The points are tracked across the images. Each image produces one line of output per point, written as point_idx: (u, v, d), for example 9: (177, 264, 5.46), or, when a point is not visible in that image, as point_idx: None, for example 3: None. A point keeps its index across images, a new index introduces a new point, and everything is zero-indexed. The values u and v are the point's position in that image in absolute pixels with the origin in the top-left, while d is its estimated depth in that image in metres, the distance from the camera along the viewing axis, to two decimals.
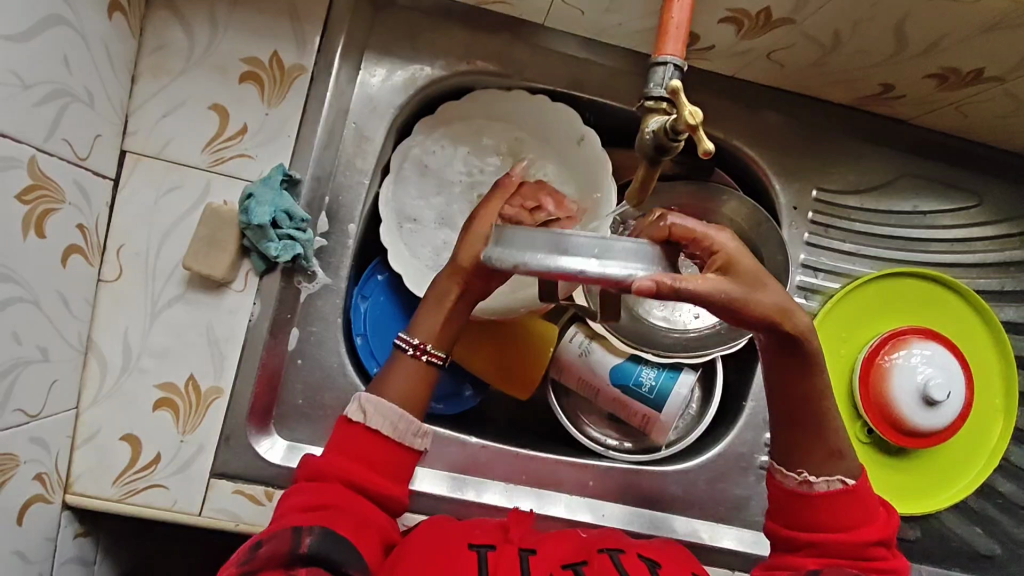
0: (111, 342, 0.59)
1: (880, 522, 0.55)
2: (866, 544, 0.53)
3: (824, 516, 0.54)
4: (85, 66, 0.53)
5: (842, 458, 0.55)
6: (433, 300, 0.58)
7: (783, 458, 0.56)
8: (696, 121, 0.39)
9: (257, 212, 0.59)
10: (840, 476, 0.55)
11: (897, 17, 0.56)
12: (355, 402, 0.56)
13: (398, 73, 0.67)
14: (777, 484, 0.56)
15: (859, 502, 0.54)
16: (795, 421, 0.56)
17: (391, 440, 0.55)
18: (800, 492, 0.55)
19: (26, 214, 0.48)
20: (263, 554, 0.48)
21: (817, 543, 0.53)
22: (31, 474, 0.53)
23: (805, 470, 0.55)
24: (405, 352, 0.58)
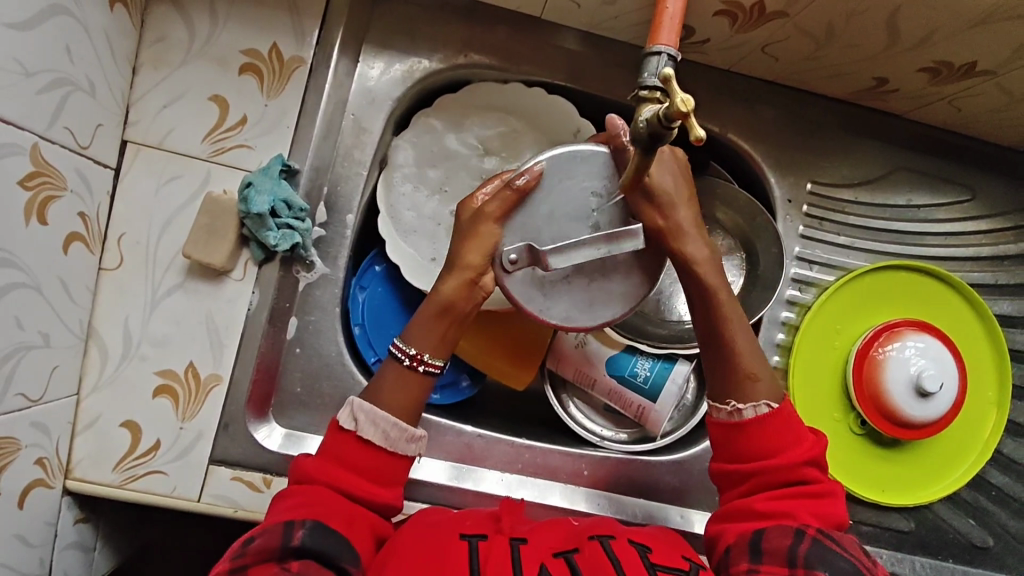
0: (112, 330, 0.60)
1: (810, 446, 0.57)
2: (800, 469, 0.56)
3: (760, 444, 0.56)
4: (86, 56, 0.54)
5: (760, 382, 0.57)
6: (436, 307, 0.57)
7: (717, 392, 0.58)
8: (688, 108, 0.38)
9: (256, 201, 0.59)
10: (766, 401, 0.57)
11: (890, 10, 0.56)
12: (346, 408, 0.56)
13: (397, 66, 0.68)
14: (713, 420, 0.59)
15: (784, 422, 0.57)
16: (713, 352, 0.59)
17: (384, 449, 0.55)
18: (731, 423, 0.57)
19: (28, 200, 0.49)
20: (253, 549, 0.48)
21: (758, 474, 0.56)
22: (32, 458, 0.53)
23: (734, 400, 0.57)
24: (399, 360, 0.57)
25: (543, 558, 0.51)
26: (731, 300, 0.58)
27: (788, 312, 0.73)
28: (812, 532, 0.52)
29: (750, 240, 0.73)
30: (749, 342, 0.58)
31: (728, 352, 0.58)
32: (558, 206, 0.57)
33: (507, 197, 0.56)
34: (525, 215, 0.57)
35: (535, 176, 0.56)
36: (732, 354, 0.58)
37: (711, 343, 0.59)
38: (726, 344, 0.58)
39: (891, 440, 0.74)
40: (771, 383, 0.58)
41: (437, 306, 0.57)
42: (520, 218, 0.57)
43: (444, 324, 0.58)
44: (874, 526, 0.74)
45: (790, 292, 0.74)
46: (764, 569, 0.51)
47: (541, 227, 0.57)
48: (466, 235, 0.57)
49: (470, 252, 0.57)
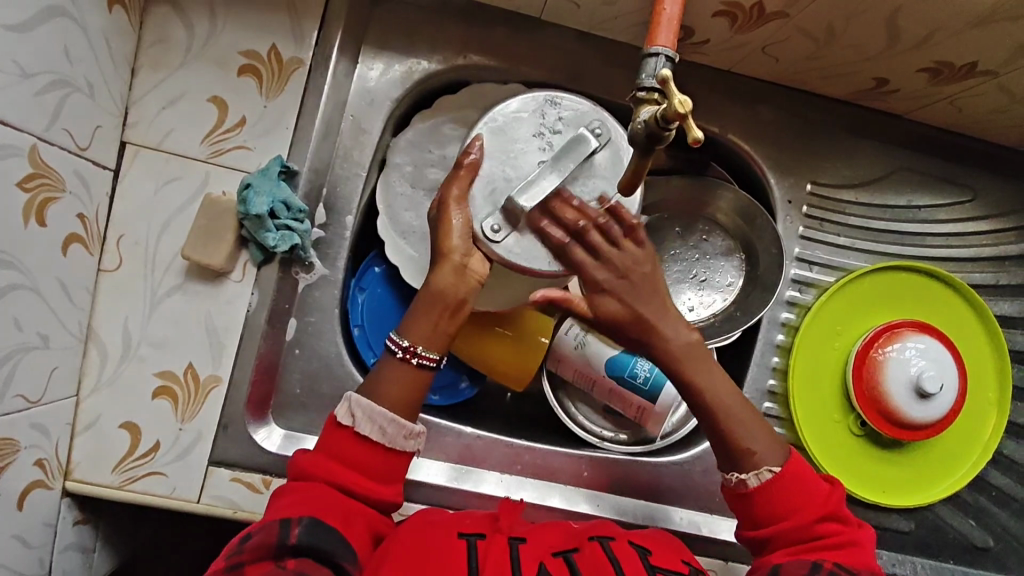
0: (111, 331, 0.60)
1: (823, 500, 0.57)
2: (814, 524, 0.56)
3: (774, 509, 0.56)
4: (85, 57, 0.54)
5: (757, 449, 0.57)
6: (427, 297, 0.57)
7: (725, 464, 0.58)
8: (685, 109, 0.38)
9: (255, 202, 0.59)
10: (767, 466, 0.57)
11: (890, 10, 0.56)
12: (344, 403, 0.55)
13: (397, 67, 0.68)
14: (725, 489, 0.59)
15: (792, 484, 0.56)
16: (707, 431, 0.59)
17: (381, 445, 0.55)
18: (739, 492, 0.57)
19: (27, 201, 0.49)
20: (250, 547, 0.49)
21: (776, 534, 0.56)
22: (31, 460, 0.54)
23: (737, 471, 0.57)
24: (394, 354, 0.56)
25: (543, 558, 0.51)
26: (716, 376, 0.58)
27: (788, 313, 0.73)
28: (828, 566, 0.53)
29: (749, 241, 0.73)
30: (739, 414, 0.58)
31: (720, 427, 0.58)
32: (511, 159, 0.58)
33: (463, 177, 0.57)
34: (485, 184, 0.58)
35: (481, 148, 0.58)
36: (725, 431, 0.58)
37: (705, 423, 0.59)
38: (715, 421, 0.58)
39: (891, 441, 0.74)
40: (769, 446, 0.58)
41: (428, 296, 0.56)
42: (480, 187, 0.57)
43: (433, 312, 0.56)
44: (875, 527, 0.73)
45: (790, 293, 0.74)
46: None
47: (505, 186, 0.58)
48: (438, 228, 0.57)
49: (451, 240, 0.56)
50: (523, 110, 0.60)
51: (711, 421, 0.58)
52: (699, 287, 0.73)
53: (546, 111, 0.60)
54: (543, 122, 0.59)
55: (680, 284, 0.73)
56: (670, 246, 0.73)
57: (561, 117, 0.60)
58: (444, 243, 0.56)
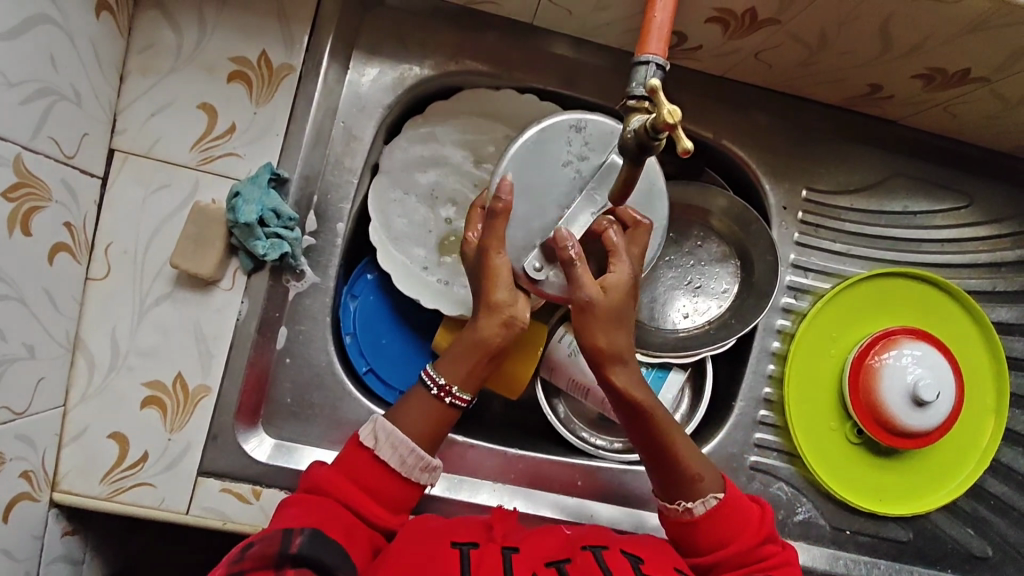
0: (100, 341, 0.59)
1: (761, 522, 0.57)
2: (756, 546, 0.56)
3: (716, 534, 0.56)
4: (72, 65, 0.53)
5: (705, 478, 0.57)
6: (467, 342, 0.57)
7: (664, 495, 0.58)
8: (674, 119, 0.38)
9: (244, 210, 0.59)
10: (712, 494, 0.57)
11: (882, 17, 0.55)
12: (369, 425, 0.56)
13: (388, 73, 0.67)
14: (667, 518, 0.58)
15: (734, 511, 0.57)
16: (649, 464, 0.58)
17: (398, 475, 0.55)
18: (683, 522, 0.57)
19: (12, 211, 0.49)
20: (252, 555, 0.47)
21: (720, 559, 0.55)
22: (17, 472, 0.53)
23: (683, 501, 0.57)
24: (428, 390, 0.57)
25: (536, 568, 0.51)
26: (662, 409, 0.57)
27: (784, 320, 0.73)
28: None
29: (744, 247, 0.72)
30: (684, 445, 0.58)
31: (669, 458, 0.57)
32: (538, 192, 0.57)
33: (499, 225, 0.55)
34: (519, 225, 0.57)
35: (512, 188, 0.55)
36: (672, 462, 0.57)
37: (651, 453, 0.58)
38: (663, 452, 0.57)
39: (888, 449, 0.73)
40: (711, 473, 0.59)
41: (469, 341, 0.57)
42: (512, 225, 0.57)
43: (472, 357, 0.57)
44: (871, 536, 0.73)
45: (785, 300, 0.73)
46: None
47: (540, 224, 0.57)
48: (484, 273, 0.55)
49: (497, 292, 0.56)
50: (548, 141, 0.58)
51: (660, 452, 0.57)
52: (693, 294, 0.72)
53: (571, 140, 0.58)
54: (571, 149, 0.57)
55: (674, 290, 0.72)
56: (665, 252, 0.73)
57: (587, 142, 0.58)
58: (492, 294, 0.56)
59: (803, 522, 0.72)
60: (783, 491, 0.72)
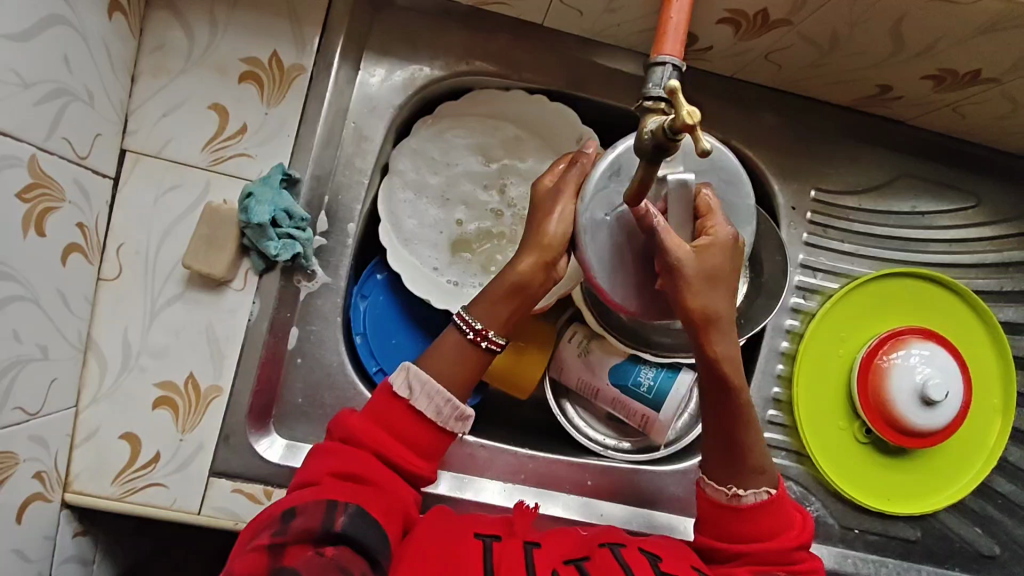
0: (111, 341, 0.59)
1: (798, 528, 0.57)
2: (790, 550, 0.56)
3: (751, 527, 0.56)
4: (85, 65, 0.53)
5: (764, 472, 0.57)
6: (509, 284, 0.55)
7: (717, 474, 0.57)
8: (694, 120, 0.38)
9: (257, 211, 0.59)
10: (766, 487, 0.57)
11: (894, 18, 0.56)
12: (401, 374, 0.55)
13: (398, 73, 0.67)
14: (706, 498, 0.58)
15: (782, 510, 0.57)
16: (717, 440, 0.57)
17: (433, 423, 0.54)
18: (729, 506, 0.57)
19: (26, 212, 0.49)
20: (294, 529, 0.47)
21: (749, 552, 0.55)
22: (30, 472, 0.53)
23: (734, 484, 0.57)
24: (461, 335, 0.56)
25: (556, 563, 0.51)
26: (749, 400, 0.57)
27: (792, 319, 0.73)
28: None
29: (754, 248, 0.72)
30: (758, 435, 0.57)
31: (738, 446, 0.56)
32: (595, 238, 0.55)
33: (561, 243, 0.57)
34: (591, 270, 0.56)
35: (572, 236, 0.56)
36: (739, 447, 0.56)
37: (724, 434, 0.57)
38: (735, 438, 0.56)
39: (896, 448, 0.73)
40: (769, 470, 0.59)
41: (511, 283, 0.55)
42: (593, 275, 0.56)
43: (509, 301, 0.56)
44: (880, 535, 0.73)
45: (794, 299, 0.73)
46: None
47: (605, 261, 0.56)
48: (537, 216, 0.56)
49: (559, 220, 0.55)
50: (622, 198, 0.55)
51: (732, 438, 0.56)
52: None
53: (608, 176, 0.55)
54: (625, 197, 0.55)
55: None
56: None
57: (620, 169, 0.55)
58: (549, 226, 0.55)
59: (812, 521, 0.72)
60: (793, 490, 0.72)
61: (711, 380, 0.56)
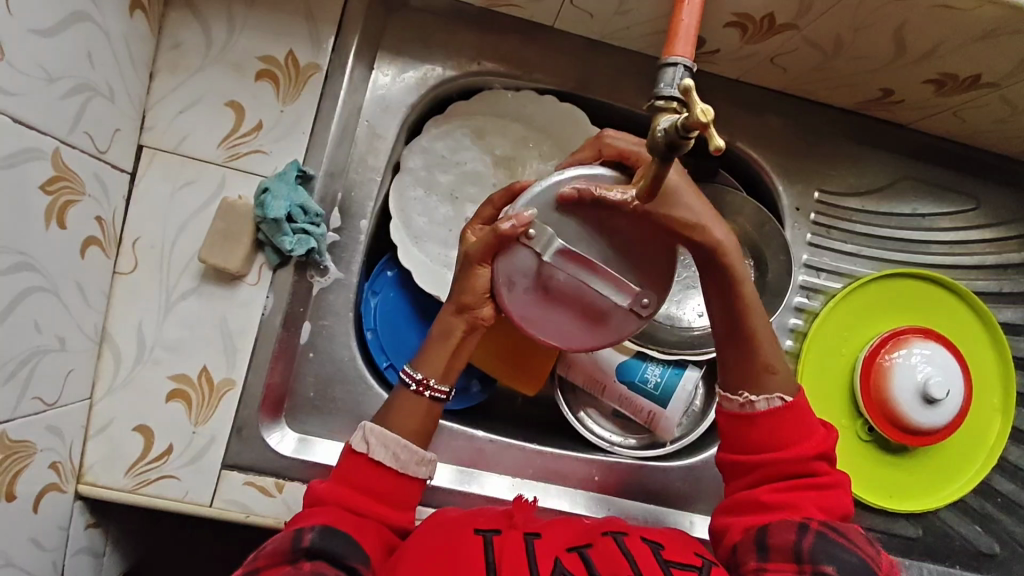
0: (126, 334, 0.60)
1: (818, 439, 0.57)
2: (809, 459, 0.56)
3: (771, 436, 0.57)
4: (107, 62, 0.54)
5: (776, 375, 0.58)
6: (438, 335, 0.60)
7: (727, 383, 0.59)
8: (707, 119, 0.39)
9: (273, 206, 0.60)
10: (779, 394, 0.57)
11: (897, 24, 0.57)
12: (360, 431, 0.57)
13: (411, 73, 0.68)
14: (724, 412, 0.59)
15: (799, 415, 0.57)
16: (725, 347, 0.59)
17: (392, 470, 0.56)
18: (743, 415, 0.58)
19: (49, 204, 0.49)
20: (266, 553, 0.49)
21: (766, 464, 0.56)
22: (46, 462, 0.53)
23: (746, 391, 0.58)
24: (408, 387, 0.59)
25: (558, 552, 0.51)
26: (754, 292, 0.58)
27: (796, 318, 0.74)
28: (816, 524, 0.52)
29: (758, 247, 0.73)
30: (765, 333, 0.58)
31: (744, 345, 0.58)
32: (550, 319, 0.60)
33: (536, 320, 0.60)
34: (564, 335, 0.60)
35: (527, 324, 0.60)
36: (747, 346, 0.58)
37: (730, 336, 0.59)
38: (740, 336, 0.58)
39: (898, 446, 0.74)
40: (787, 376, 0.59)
41: (437, 333, 0.60)
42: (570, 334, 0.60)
43: (443, 348, 0.60)
44: (881, 532, 0.74)
45: (798, 299, 0.74)
46: (772, 566, 0.51)
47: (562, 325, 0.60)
48: (462, 273, 0.59)
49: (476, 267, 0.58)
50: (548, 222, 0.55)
51: (737, 338, 0.58)
52: None
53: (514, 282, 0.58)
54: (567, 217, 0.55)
55: (690, 289, 0.74)
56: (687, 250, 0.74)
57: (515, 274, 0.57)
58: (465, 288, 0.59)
59: None
60: None
61: (710, 272, 0.57)
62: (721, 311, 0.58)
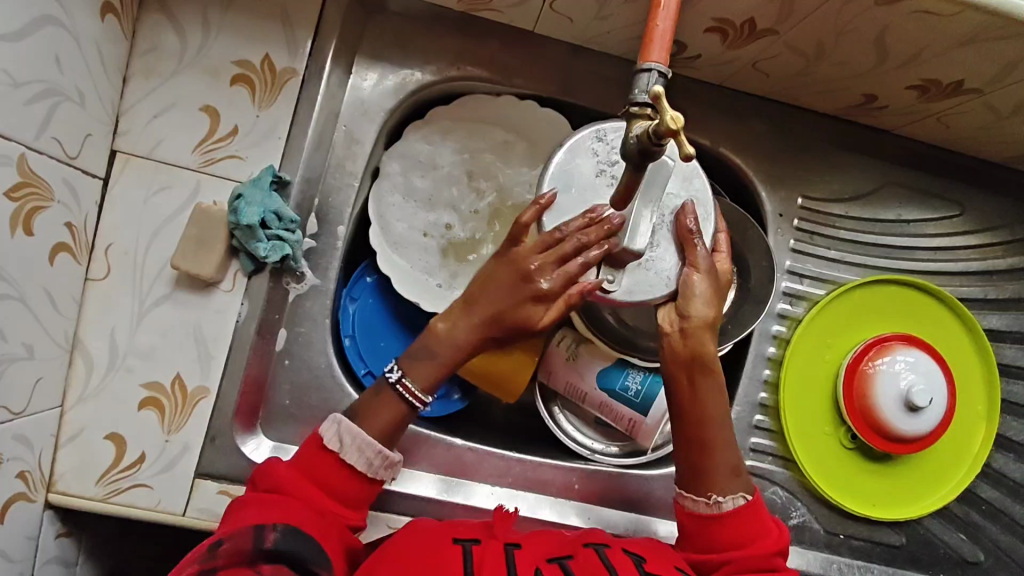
0: (98, 341, 0.59)
1: (776, 536, 0.56)
2: (768, 556, 0.54)
3: (733, 534, 0.55)
4: (76, 66, 0.53)
5: (740, 476, 0.57)
6: (443, 346, 0.58)
7: (691, 484, 0.57)
8: (677, 125, 0.38)
9: (246, 212, 0.59)
10: (742, 493, 0.56)
11: (877, 29, 0.56)
12: (331, 425, 0.56)
13: (390, 78, 0.68)
14: (686, 512, 0.57)
15: (759, 517, 0.56)
16: (687, 448, 0.58)
17: (360, 474, 0.55)
18: (708, 515, 0.56)
19: (14, 210, 0.49)
20: (225, 552, 0.46)
21: (728, 560, 0.54)
22: (14, 472, 0.53)
23: (714, 493, 0.56)
24: (411, 403, 0.57)
25: (538, 563, 0.51)
26: (722, 404, 0.58)
27: (779, 325, 0.73)
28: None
29: (741, 254, 0.73)
30: (729, 434, 0.58)
31: (710, 448, 0.57)
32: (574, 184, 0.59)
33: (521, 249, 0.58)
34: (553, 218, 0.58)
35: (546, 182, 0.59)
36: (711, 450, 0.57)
37: (698, 436, 0.57)
38: (706, 439, 0.57)
39: (882, 455, 0.74)
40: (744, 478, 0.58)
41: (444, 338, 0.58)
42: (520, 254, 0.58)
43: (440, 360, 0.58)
44: (865, 540, 0.73)
45: (781, 305, 0.74)
46: None
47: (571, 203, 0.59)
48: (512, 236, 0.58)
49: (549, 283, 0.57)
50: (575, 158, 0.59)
51: (704, 441, 0.57)
52: None
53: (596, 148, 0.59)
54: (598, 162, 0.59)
55: None
56: None
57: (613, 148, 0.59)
58: (514, 315, 0.57)
59: (798, 526, 0.72)
60: (778, 495, 0.72)
61: (687, 369, 0.57)
62: (687, 402, 0.58)
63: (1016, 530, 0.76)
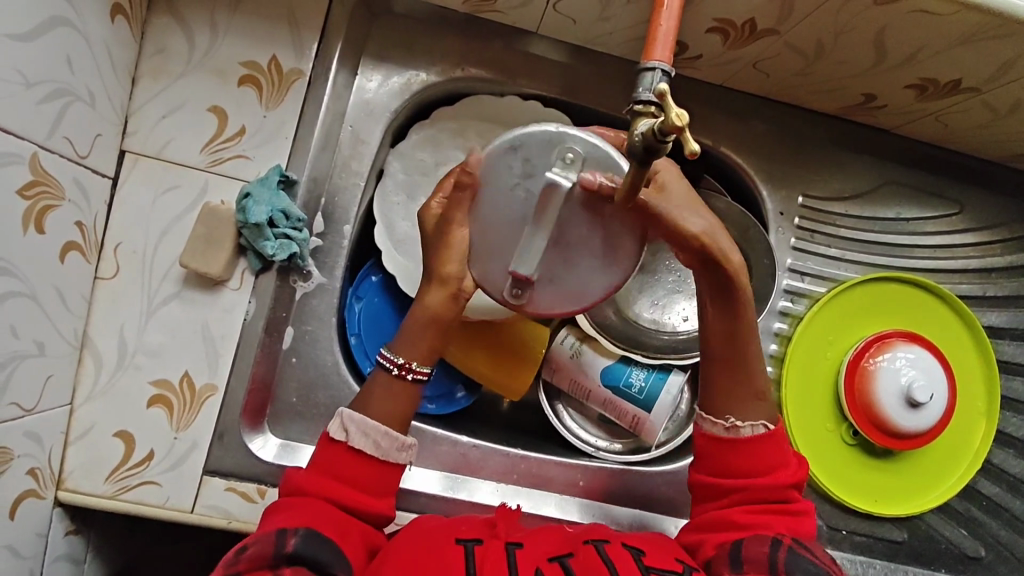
0: (107, 339, 0.60)
1: (795, 466, 0.58)
2: (785, 487, 0.56)
3: (750, 461, 0.57)
4: (87, 67, 0.54)
5: (763, 400, 0.59)
6: (422, 320, 0.57)
7: (710, 405, 0.60)
8: (682, 122, 0.38)
9: (254, 211, 0.60)
10: (764, 422, 0.58)
11: (875, 30, 0.57)
12: (337, 420, 0.56)
13: (395, 79, 0.68)
14: (704, 432, 0.59)
15: (779, 445, 0.58)
16: (715, 365, 0.60)
17: (374, 457, 0.55)
18: (727, 438, 0.58)
19: (27, 208, 0.49)
20: (248, 557, 0.48)
21: (745, 488, 0.56)
22: (25, 468, 0.53)
23: (731, 416, 0.58)
24: (388, 371, 0.57)
25: (540, 563, 0.51)
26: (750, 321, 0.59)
27: (781, 323, 0.74)
28: (788, 541, 0.53)
29: (743, 252, 0.73)
30: (757, 358, 0.59)
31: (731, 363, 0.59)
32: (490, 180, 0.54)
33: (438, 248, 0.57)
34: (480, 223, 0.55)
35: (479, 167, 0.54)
36: (735, 366, 0.59)
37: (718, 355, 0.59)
38: (727, 356, 0.59)
39: (883, 451, 0.74)
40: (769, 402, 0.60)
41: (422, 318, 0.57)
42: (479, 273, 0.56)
43: (422, 332, 0.58)
44: (866, 536, 0.74)
45: (782, 303, 0.74)
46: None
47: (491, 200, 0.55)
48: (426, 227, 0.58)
49: (449, 266, 0.57)
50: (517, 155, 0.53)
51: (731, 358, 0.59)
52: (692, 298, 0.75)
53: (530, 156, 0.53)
54: (516, 174, 0.53)
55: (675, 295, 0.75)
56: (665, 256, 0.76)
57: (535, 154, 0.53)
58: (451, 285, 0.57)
59: None
60: None
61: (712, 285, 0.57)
62: (713, 320, 0.59)
63: (1016, 525, 0.77)
